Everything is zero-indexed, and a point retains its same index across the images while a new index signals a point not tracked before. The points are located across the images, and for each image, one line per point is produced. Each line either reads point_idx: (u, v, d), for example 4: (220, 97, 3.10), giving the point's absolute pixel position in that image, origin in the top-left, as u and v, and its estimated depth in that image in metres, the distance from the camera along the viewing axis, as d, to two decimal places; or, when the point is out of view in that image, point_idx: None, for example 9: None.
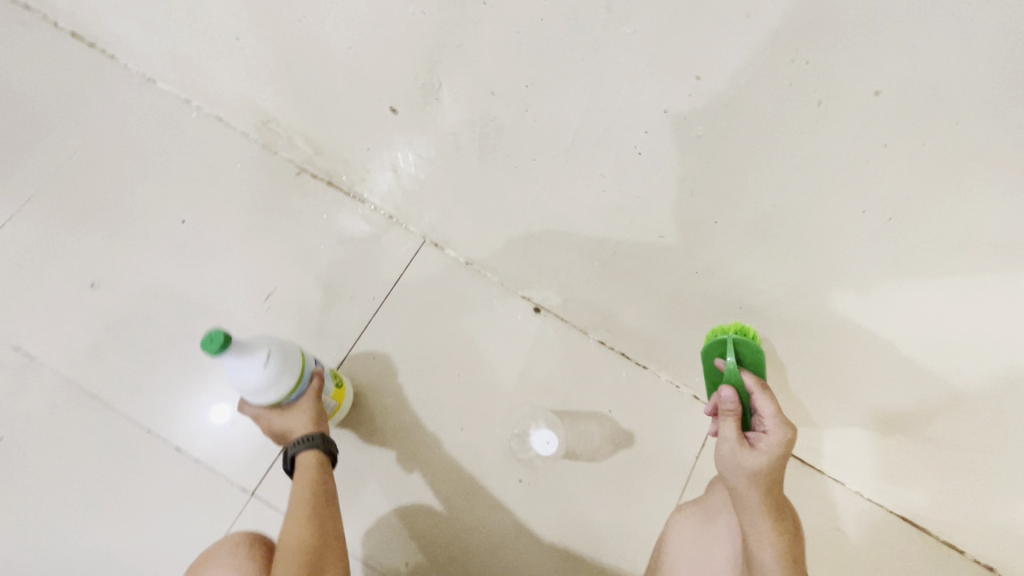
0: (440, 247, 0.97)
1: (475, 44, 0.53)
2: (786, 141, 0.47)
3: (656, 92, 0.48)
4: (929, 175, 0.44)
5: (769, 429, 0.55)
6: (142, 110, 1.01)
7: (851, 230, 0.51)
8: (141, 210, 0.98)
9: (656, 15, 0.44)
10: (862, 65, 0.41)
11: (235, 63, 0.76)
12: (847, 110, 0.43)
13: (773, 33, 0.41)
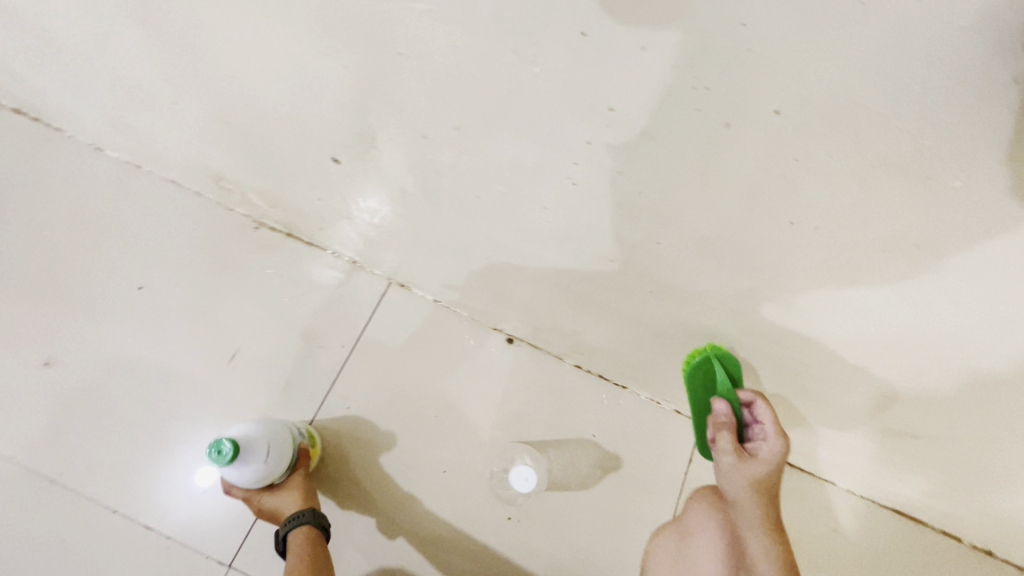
0: (406, 288, 0.96)
1: (381, 92, 0.46)
2: (713, 162, 0.42)
3: (574, 124, 0.42)
4: (880, 182, 0.39)
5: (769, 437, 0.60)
6: (90, 179, 0.99)
7: (786, 256, 0.48)
8: (94, 281, 0.95)
9: (563, 49, 0.38)
10: (768, 85, 0.37)
11: (177, 127, 0.75)
12: (760, 138, 0.40)
13: (679, 52, 0.37)
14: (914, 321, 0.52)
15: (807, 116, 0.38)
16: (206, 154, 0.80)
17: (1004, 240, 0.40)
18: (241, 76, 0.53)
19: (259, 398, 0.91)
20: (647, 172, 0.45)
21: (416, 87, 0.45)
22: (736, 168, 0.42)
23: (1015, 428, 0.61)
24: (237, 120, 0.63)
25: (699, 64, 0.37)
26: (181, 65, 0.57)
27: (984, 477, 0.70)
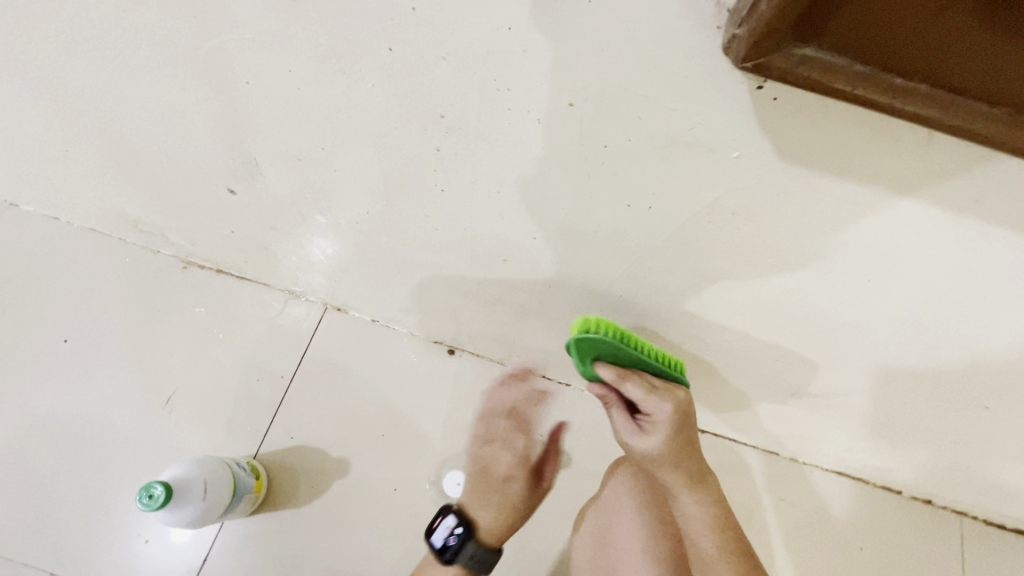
0: (342, 310, 0.95)
1: (246, 115, 0.45)
2: (551, 158, 0.39)
3: (416, 134, 0.40)
4: (739, 166, 0.36)
5: (659, 405, 0.57)
6: (3, 236, 0.96)
7: (638, 241, 0.46)
8: (16, 339, 0.93)
9: (379, 65, 0.35)
10: (554, 76, 0.33)
11: (79, 175, 0.73)
12: (562, 132, 0.36)
13: (478, 57, 0.34)
14: (795, 299, 0.50)
15: (605, 107, 0.34)
16: (116, 199, 0.79)
17: (898, 221, 0.38)
18: (120, 119, 0.53)
19: (198, 440, 0.89)
20: (488, 177, 0.43)
21: (261, 117, 0.44)
22: (558, 160, 0.39)
23: (940, 395, 0.63)
24: (132, 162, 0.62)
25: (486, 65, 0.33)
26: (63, 115, 0.56)
27: (913, 435, 0.74)
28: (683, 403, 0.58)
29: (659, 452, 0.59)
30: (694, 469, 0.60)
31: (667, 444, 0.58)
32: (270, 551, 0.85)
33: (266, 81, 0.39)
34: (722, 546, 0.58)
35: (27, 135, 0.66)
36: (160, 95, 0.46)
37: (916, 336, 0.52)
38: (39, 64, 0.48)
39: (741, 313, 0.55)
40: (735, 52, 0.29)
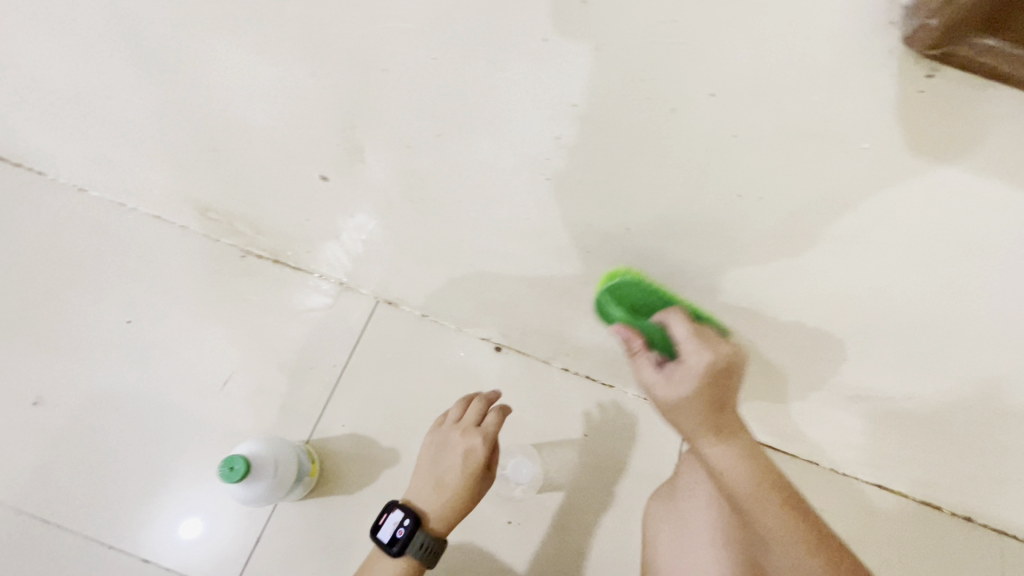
0: (393, 304, 0.98)
1: (373, 104, 0.48)
2: (658, 145, 0.42)
3: (539, 121, 0.43)
4: (836, 156, 0.39)
5: (692, 356, 0.50)
6: (69, 218, 0.99)
7: (739, 233, 0.48)
8: (77, 318, 0.95)
9: (526, 56, 0.39)
10: (704, 67, 0.36)
11: (166, 160, 0.77)
12: (696, 121, 0.39)
13: (621, 56, 0.36)
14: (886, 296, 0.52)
15: (744, 105, 0.37)
16: (195, 185, 0.82)
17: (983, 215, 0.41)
18: (230, 101, 0.56)
19: (253, 424, 0.91)
20: (595, 163, 0.46)
21: (380, 101, 0.47)
22: (676, 155, 0.42)
23: (994, 399, 0.65)
24: (224, 146, 0.65)
25: (638, 52, 0.36)
26: (172, 95, 0.60)
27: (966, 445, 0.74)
28: (724, 356, 0.50)
29: (682, 410, 0.49)
30: (731, 428, 0.49)
31: (690, 403, 0.49)
32: (320, 535, 0.87)
33: (401, 65, 0.43)
34: (778, 512, 0.48)
35: (125, 118, 0.69)
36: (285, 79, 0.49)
37: (986, 336, 0.53)
38: (169, 47, 0.52)
39: (819, 311, 0.56)
40: (912, 43, 0.31)
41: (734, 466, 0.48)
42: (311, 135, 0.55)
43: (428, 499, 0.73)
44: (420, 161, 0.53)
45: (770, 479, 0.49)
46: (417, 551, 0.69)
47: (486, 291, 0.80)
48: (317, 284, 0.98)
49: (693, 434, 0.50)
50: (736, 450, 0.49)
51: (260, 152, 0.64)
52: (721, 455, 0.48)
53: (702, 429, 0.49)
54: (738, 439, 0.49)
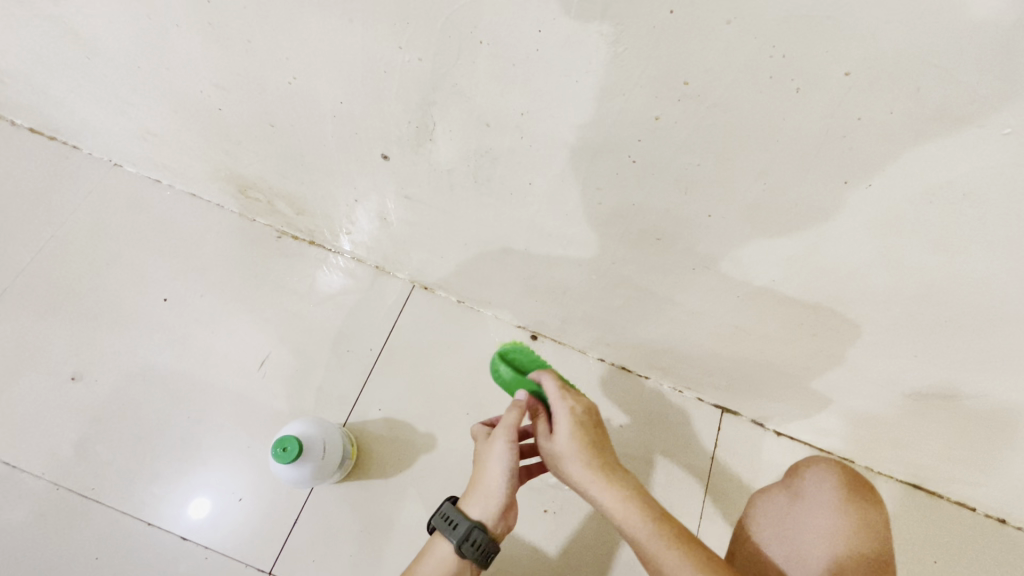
0: (429, 290, 0.98)
1: (466, 81, 0.49)
2: (766, 129, 0.42)
3: (643, 101, 0.44)
4: (962, 145, 0.38)
5: (557, 401, 0.57)
6: (109, 195, 0.99)
7: (842, 214, 0.47)
8: (115, 294, 0.95)
9: (644, 31, 0.39)
10: (845, 45, 0.35)
11: (217, 136, 0.77)
12: (824, 101, 0.39)
13: (751, 37, 0.37)
14: (985, 293, 0.50)
15: (880, 87, 0.37)
16: (241, 162, 0.82)
17: None
18: (309, 71, 0.57)
19: (290, 403, 0.91)
20: (689, 148, 0.47)
21: (471, 77, 0.48)
22: (796, 135, 0.42)
23: None
24: (290, 119, 0.66)
25: (774, 33, 0.36)
26: (246, 65, 0.60)
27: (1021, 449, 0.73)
28: (582, 407, 0.57)
29: (562, 455, 0.55)
30: (611, 467, 0.54)
31: (574, 448, 0.54)
32: (357, 518, 0.86)
33: (498, 44, 0.45)
34: (669, 548, 0.50)
35: (188, 89, 0.70)
36: (376, 53, 0.51)
37: None
38: (254, 12, 0.52)
39: (893, 306, 0.55)
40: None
41: (619, 507, 0.52)
42: (388, 110, 0.57)
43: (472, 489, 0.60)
44: (496, 140, 0.54)
45: (655, 513, 0.52)
46: (450, 531, 0.57)
47: (531, 277, 0.80)
48: (330, 263, 0.98)
49: (577, 478, 0.54)
50: (613, 493, 0.53)
51: (322, 129, 0.65)
52: (604, 498, 0.53)
53: (585, 470, 0.54)
54: (617, 480, 0.53)
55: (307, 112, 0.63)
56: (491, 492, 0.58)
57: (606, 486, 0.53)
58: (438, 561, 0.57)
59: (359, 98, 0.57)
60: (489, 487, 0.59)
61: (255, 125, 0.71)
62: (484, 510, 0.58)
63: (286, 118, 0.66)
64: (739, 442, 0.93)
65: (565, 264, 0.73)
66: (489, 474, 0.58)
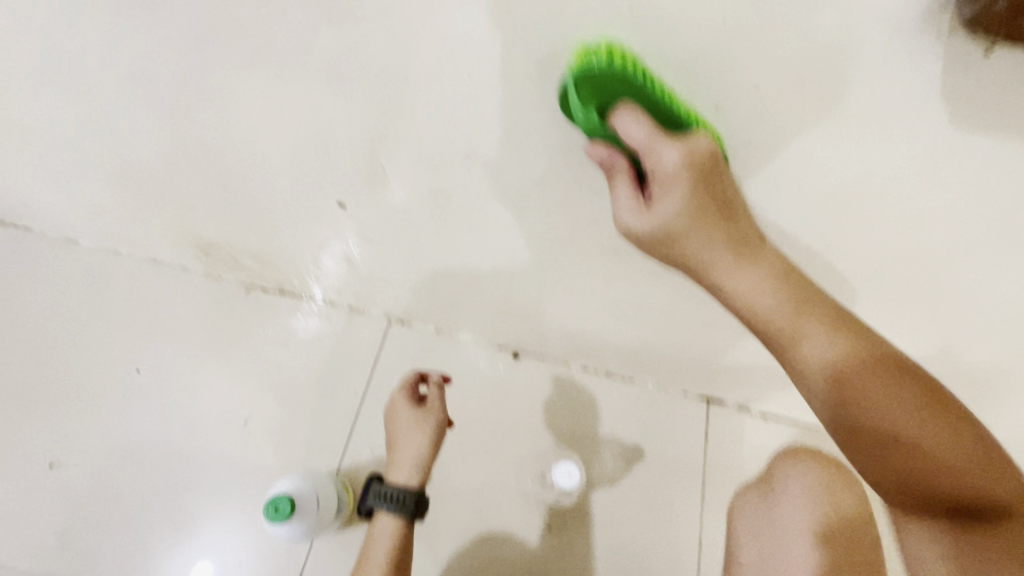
0: (406, 322, 0.97)
1: (408, 126, 0.51)
2: (699, 133, 0.47)
3: (584, 130, 0.47)
4: (854, 124, 0.44)
5: (657, 143, 0.44)
6: (65, 271, 0.96)
7: (785, 194, 0.51)
8: (85, 372, 0.92)
9: (572, 71, 0.43)
10: (755, 32, 0.40)
11: (169, 199, 0.76)
12: (746, 104, 0.44)
13: (681, 57, 0.42)
14: (929, 265, 0.52)
15: (798, 65, 0.41)
16: (197, 223, 0.82)
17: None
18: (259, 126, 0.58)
19: (279, 457, 0.90)
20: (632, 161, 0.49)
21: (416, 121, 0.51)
22: (732, 128, 0.46)
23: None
24: (245, 176, 0.66)
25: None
26: (194, 127, 0.61)
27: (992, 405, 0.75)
28: (702, 146, 0.44)
29: (677, 229, 0.45)
30: (743, 242, 0.45)
31: (667, 197, 0.45)
32: None
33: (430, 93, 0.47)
34: (820, 324, 0.42)
35: (134, 157, 0.69)
36: (319, 106, 0.52)
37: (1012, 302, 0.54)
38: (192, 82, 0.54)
39: (846, 287, 0.58)
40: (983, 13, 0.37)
41: (757, 289, 0.43)
42: (338, 159, 0.58)
43: (397, 458, 0.73)
44: (447, 176, 0.56)
45: (810, 292, 0.43)
46: (381, 503, 0.71)
47: (504, 298, 0.81)
48: (306, 308, 0.97)
49: (708, 259, 0.44)
50: (756, 266, 0.44)
51: (275, 181, 0.65)
52: (735, 278, 0.44)
53: (710, 245, 0.44)
54: (756, 257, 0.44)
55: (257, 167, 0.63)
56: (409, 460, 0.72)
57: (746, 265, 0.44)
58: (384, 532, 0.71)
59: (309, 151, 0.58)
60: (409, 455, 0.72)
61: (206, 185, 0.71)
62: (409, 474, 0.72)
63: (238, 175, 0.67)
64: (729, 428, 0.95)
65: (534, 281, 0.74)
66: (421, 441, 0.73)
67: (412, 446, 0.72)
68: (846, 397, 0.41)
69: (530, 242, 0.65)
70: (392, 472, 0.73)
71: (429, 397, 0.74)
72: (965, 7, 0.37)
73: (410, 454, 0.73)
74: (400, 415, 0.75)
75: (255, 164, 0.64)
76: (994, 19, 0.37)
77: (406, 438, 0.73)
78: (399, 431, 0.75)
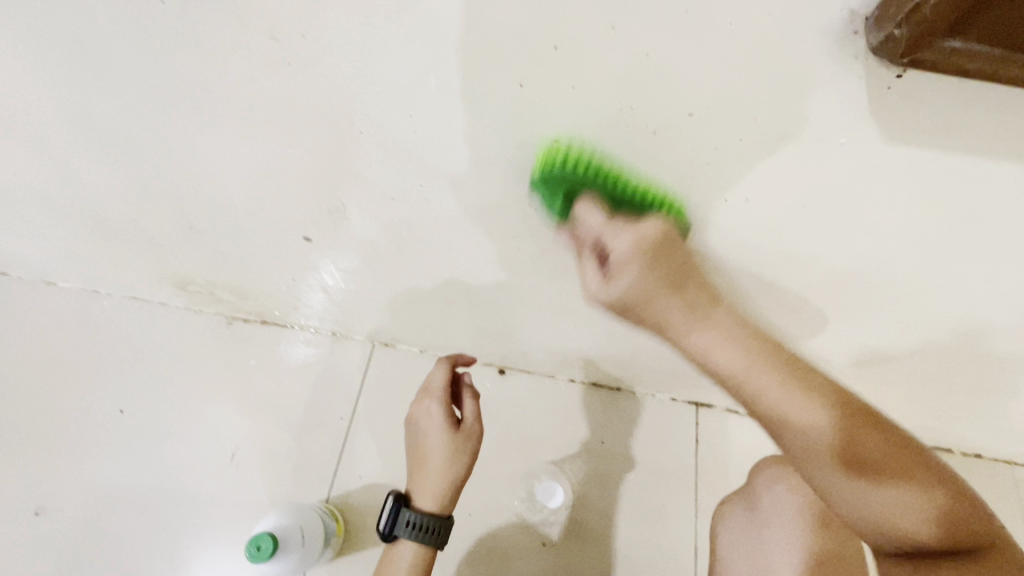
0: (390, 345, 0.97)
1: (365, 159, 0.52)
2: (639, 171, 0.45)
3: (528, 159, 0.47)
4: (803, 154, 0.41)
5: (610, 237, 0.43)
6: (45, 316, 0.96)
7: (744, 226, 0.49)
8: (67, 415, 0.91)
9: (505, 106, 0.43)
10: (671, 88, 0.39)
11: (140, 241, 0.76)
12: (683, 141, 0.42)
13: (601, 98, 0.40)
14: (890, 269, 0.52)
15: (720, 119, 0.40)
16: (171, 261, 0.82)
17: (974, 182, 0.41)
18: (223, 167, 0.58)
19: (268, 491, 0.89)
20: None
21: (374, 156, 0.52)
22: (668, 165, 0.44)
23: (997, 363, 0.66)
24: (216, 216, 0.67)
25: (616, 89, 0.40)
26: (159, 172, 0.61)
27: (973, 397, 0.75)
28: (651, 231, 0.41)
29: (634, 300, 0.41)
30: (700, 304, 0.41)
31: (642, 270, 0.40)
32: None
33: (382, 127, 0.48)
34: (777, 378, 0.39)
35: (101, 203, 0.69)
36: (275, 143, 0.53)
37: (975, 299, 0.55)
38: (149, 126, 0.54)
39: (815, 292, 0.58)
40: (885, 51, 0.35)
41: (726, 346, 0.40)
42: (303, 192, 0.59)
43: (424, 481, 0.65)
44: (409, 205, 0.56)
45: (768, 350, 0.40)
46: (409, 533, 0.63)
47: (481, 317, 0.81)
48: (289, 337, 0.98)
49: (664, 321, 0.41)
50: (713, 325, 0.40)
51: (243, 217, 0.66)
52: (695, 340, 0.40)
53: (666, 307, 0.40)
54: (714, 317, 0.40)
55: (224, 204, 0.64)
56: (442, 486, 0.64)
57: (723, 328, 0.40)
58: (407, 564, 0.63)
59: (273, 186, 0.59)
60: (441, 481, 0.64)
61: (176, 225, 0.71)
62: (440, 502, 0.64)
63: (206, 213, 0.67)
64: (718, 432, 0.95)
65: (509, 299, 0.74)
66: (456, 463, 0.65)
67: (448, 470, 0.64)
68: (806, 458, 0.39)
69: (501, 262, 0.65)
70: (417, 493, 0.65)
71: (467, 415, 0.66)
72: (870, 36, 0.35)
73: (441, 475, 0.64)
74: (435, 430, 0.66)
75: (221, 202, 0.64)
76: (895, 50, 0.35)
77: (439, 456, 0.65)
78: (430, 448, 0.66)
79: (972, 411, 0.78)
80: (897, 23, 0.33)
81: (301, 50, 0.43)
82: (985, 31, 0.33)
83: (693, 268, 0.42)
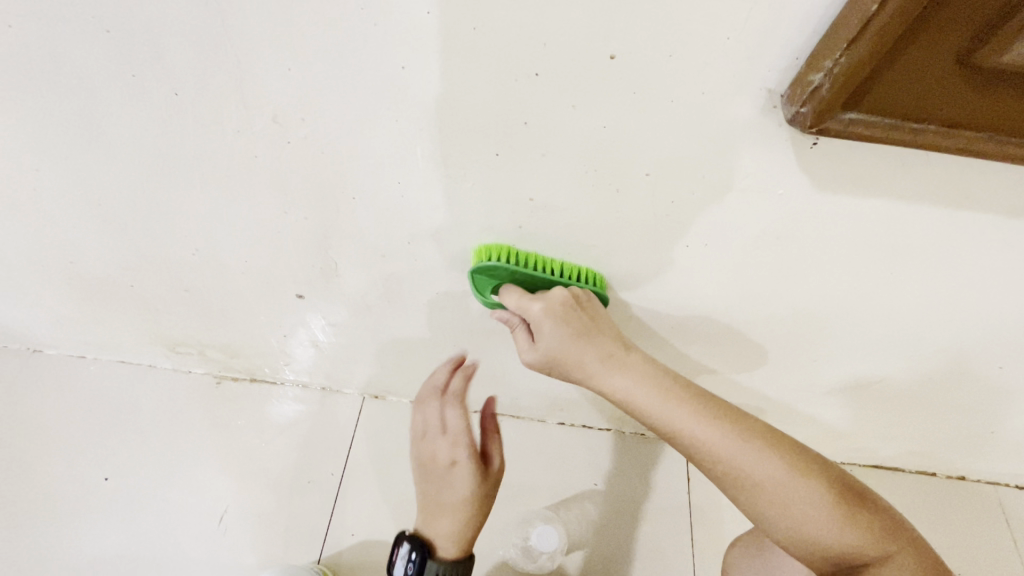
0: (381, 397, 0.98)
1: (355, 218, 0.56)
2: (608, 221, 0.50)
3: (506, 213, 0.51)
4: (751, 202, 0.46)
5: (528, 308, 0.52)
6: (33, 383, 0.96)
7: (703, 268, 0.53)
8: (48, 487, 0.89)
9: (482, 170, 0.47)
10: (628, 153, 0.44)
11: (135, 304, 0.78)
12: (644, 193, 0.47)
13: (568, 163, 0.45)
14: (846, 304, 0.56)
15: (675, 176, 0.45)
16: (163, 324, 0.83)
17: (905, 220, 0.46)
18: (220, 231, 0.62)
19: (258, 555, 0.86)
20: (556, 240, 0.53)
21: (360, 216, 0.56)
22: (631, 216, 0.49)
23: (961, 385, 0.69)
24: (211, 276, 0.69)
25: (579, 155, 0.44)
26: (157, 238, 0.64)
27: (948, 421, 0.77)
28: (560, 297, 0.52)
29: (559, 356, 0.52)
30: (612, 352, 0.52)
31: (558, 327, 0.51)
32: None
33: (371, 191, 0.52)
34: (686, 412, 0.47)
35: (97, 269, 0.72)
36: (270, 207, 0.57)
37: (929, 326, 0.59)
38: (152, 195, 0.58)
39: (783, 328, 0.61)
40: (796, 122, 0.39)
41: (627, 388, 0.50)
42: (296, 250, 0.62)
43: (439, 526, 0.67)
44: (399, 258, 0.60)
45: (671, 389, 0.49)
46: None
47: None
48: (279, 394, 0.98)
49: (586, 370, 0.52)
50: (625, 371, 0.51)
51: (237, 276, 0.69)
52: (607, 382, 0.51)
53: (584, 359, 0.51)
54: (625, 363, 0.51)
55: (220, 266, 0.67)
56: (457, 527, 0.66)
57: (627, 380, 0.50)
58: None
59: (269, 246, 0.62)
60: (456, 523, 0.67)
61: (171, 288, 0.73)
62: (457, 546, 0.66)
63: (202, 275, 0.69)
64: None
65: (496, 346, 0.77)
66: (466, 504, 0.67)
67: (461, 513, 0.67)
68: (719, 470, 0.46)
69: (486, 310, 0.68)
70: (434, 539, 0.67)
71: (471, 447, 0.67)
72: (786, 107, 0.39)
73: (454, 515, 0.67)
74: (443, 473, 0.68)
75: (217, 263, 0.67)
76: (805, 121, 0.38)
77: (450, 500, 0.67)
78: (441, 489, 0.68)
79: (948, 433, 0.81)
80: (803, 100, 0.37)
81: (293, 130, 0.48)
82: (878, 105, 0.37)
83: (607, 327, 0.53)
